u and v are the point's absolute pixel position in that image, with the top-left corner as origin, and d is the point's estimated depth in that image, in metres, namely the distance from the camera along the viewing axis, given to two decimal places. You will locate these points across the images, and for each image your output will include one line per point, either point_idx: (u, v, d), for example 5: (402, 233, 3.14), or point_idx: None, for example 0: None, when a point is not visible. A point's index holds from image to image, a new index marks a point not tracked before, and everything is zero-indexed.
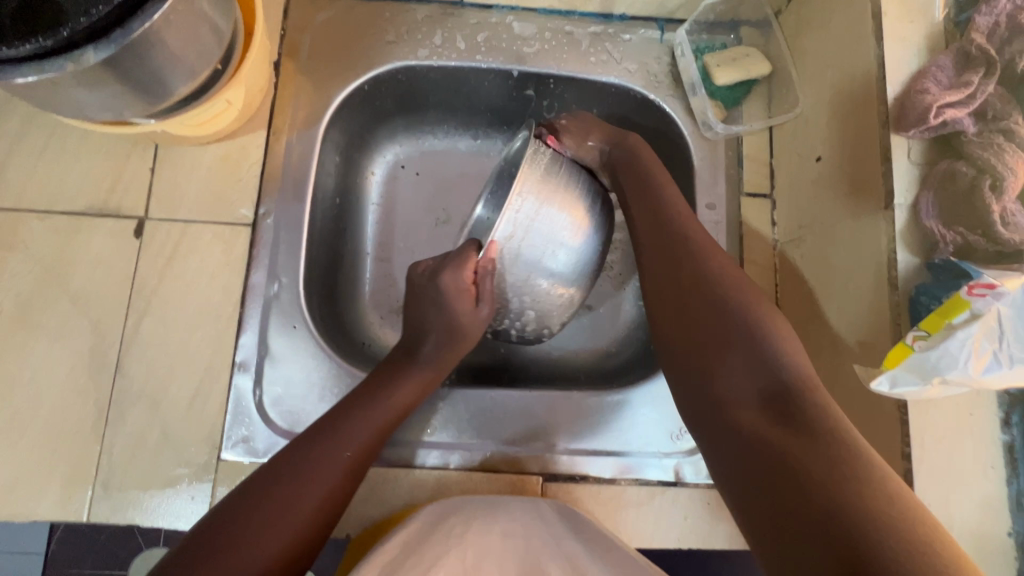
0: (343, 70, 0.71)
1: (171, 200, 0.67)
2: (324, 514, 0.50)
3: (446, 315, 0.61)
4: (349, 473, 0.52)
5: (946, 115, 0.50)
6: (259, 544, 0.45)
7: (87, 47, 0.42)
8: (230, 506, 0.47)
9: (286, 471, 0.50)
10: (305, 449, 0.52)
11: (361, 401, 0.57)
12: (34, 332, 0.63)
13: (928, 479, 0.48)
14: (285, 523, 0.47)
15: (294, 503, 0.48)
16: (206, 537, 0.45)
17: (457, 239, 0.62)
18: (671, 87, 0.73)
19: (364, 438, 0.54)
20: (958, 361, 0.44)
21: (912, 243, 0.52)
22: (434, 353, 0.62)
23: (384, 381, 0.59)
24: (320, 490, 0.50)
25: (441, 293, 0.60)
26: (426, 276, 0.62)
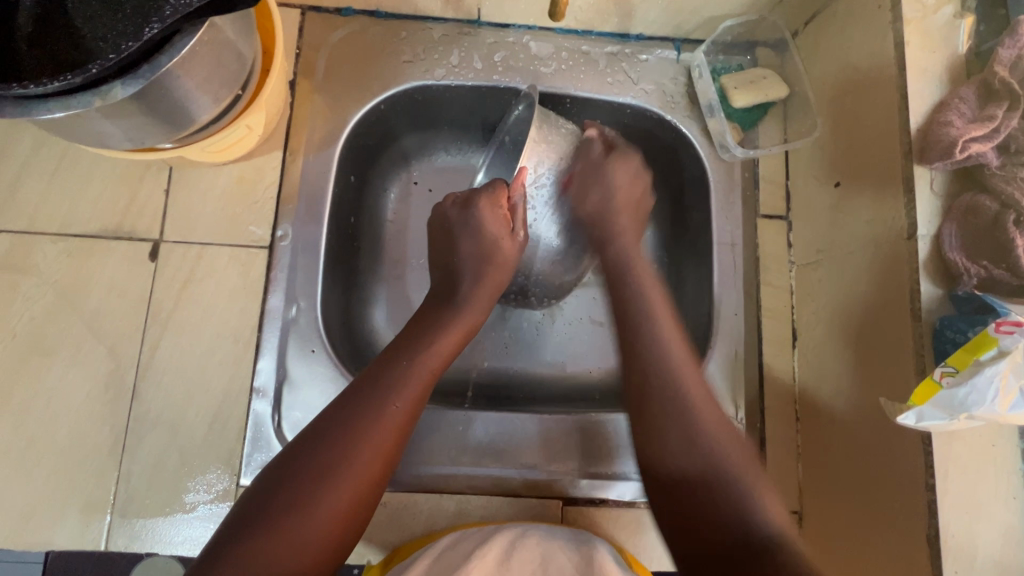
0: (359, 90, 0.71)
1: (187, 222, 0.66)
2: (378, 473, 0.50)
3: (483, 241, 0.63)
4: (400, 427, 0.52)
5: (971, 149, 0.50)
6: (319, 498, 0.47)
7: (115, 83, 0.42)
8: (282, 470, 0.48)
9: (335, 433, 0.50)
10: (351, 410, 0.51)
11: (405, 351, 0.56)
12: (47, 358, 0.62)
13: (952, 510, 0.48)
14: (344, 477, 0.48)
15: (348, 460, 0.48)
16: (263, 503, 0.46)
17: (461, 223, 0.64)
18: (688, 108, 0.74)
19: (413, 389, 0.54)
20: (986, 398, 0.44)
21: (935, 275, 0.52)
22: (471, 291, 0.62)
23: (426, 332, 0.59)
24: (373, 446, 0.50)
25: (473, 226, 0.63)
26: (456, 207, 0.66)
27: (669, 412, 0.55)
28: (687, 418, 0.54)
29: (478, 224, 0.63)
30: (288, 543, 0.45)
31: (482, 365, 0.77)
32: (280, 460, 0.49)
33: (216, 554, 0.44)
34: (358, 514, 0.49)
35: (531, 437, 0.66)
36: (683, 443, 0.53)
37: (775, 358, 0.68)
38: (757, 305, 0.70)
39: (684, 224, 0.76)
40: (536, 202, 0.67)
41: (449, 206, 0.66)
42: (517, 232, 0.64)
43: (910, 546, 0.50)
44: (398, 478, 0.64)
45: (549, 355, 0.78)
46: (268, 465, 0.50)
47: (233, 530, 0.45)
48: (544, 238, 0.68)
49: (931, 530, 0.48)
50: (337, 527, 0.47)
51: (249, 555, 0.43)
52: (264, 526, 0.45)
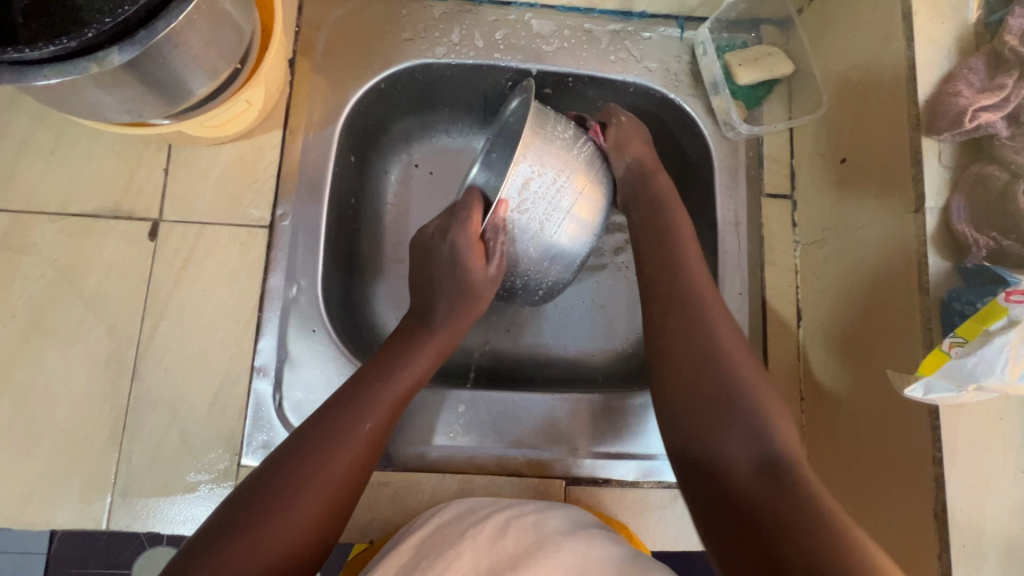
0: (359, 68, 0.70)
1: (186, 202, 0.65)
2: (344, 496, 0.49)
3: (457, 273, 0.59)
4: (369, 447, 0.51)
5: (980, 119, 0.49)
6: (286, 514, 0.45)
7: (111, 48, 0.41)
8: (243, 496, 0.46)
9: (302, 456, 0.48)
10: (318, 431, 0.50)
11: (378, 369, 0.56)
12: (46, 338, 0.61)
13: (959, 484, 0.48)
14: (313, 493, 0.47)
15: (316, 477, 0.47)
16: (219, 530, 0.44)
17: (437, 251, 0.61)
18: (691, 86, 0.73)
19: (385, 408, 0.53)
20: (995, 368, 0.44)
21: (943, 248, 0.51)
22: (445, 317, 0.61)
23: (400, 350, 0.58)
24: (342, 464, 0.49)
25: (449, 252, 0.59)
26: (462, 176, 0.65)
27: (700, 412, 0.52)
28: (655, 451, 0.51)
29: (453, 252, 0.59)
30: (246, 571, 0.42)
31: (483, 347, 0.76)
32: (241, 488, 0.47)
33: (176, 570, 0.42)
34: (321, 541, 0.47)
35: (529, 426, 0.66)
36: (737, 437, 0.49)
37: (780, 338, 0.68)
38: (762, 285, 0.69)
39: (687, 205, 0.76)
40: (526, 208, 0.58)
41: (427, 233, 0.62)
42: (491, 258, 0.59)
43: (918, 520, 0.50)
44: (399, 457, 0.64)
45: (550, 339, 0.77)
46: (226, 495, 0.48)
47: (184, 562, 0.42)
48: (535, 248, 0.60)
49: (939, 504, 0.48)
50: (300, 549, 0.45)
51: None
52: (220, 554, 0.42)
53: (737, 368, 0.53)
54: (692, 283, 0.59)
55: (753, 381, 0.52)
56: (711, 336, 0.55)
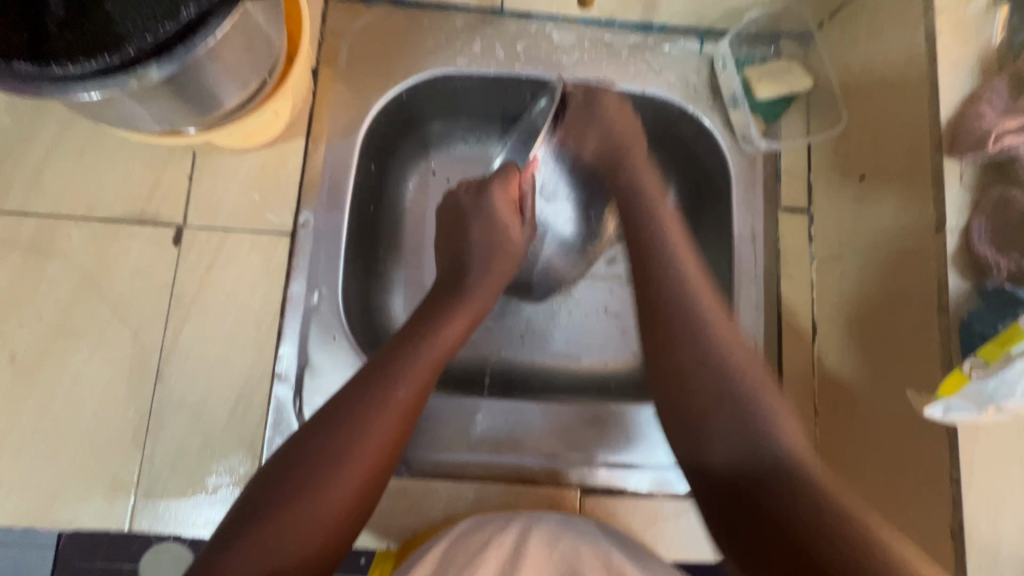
0: (381, 78, 0.71)
1: (210, 208, 0.66)
2: (385, 458, 0.50)
3: (494, 232, 0.64)
4: (406, 415, 0.52)
5: (1005, 141, 0.50)
6: (326, 483, 0.47)
7: (150, 64, 0.41)
8: (292, 452, 0.49)
9: (342, 420, 0.50)
10: (359, 394, 0.51)
11: (412, 337, 0.56)
12: (73, 341, 0.62)
13: (977, 505, 0.48)
14: (354, 458, 0.48)
15: (353, 447, 0.49)
16: (271, 488, 0.47)
17: (474, 210, 0.65)
18: (710, 100, 0.73)
19: (420, 373, 0.54)
20: (1016, 390, 0.44)
21: (964, 268, 0.52)
22: (477, 281, 0.63)
23: (432, 319, 0.59)
24: (378, 433, 0.50)
25: (486, 214, 0.64)
26: (469, 194, 0.67)
27: (696, 389, 0.50)
28: (714, 362, 0.50)
29: (491, 211, 0.65)
30: (298, 529, 0.45)
31: (498, 356, 0.77)
32: (291, 443, 0.50)
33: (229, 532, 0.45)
34: (367, 498, 0.49)
35: (544, 433, 0.67)
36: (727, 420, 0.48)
37: (795, 352, 0.68)
38: (777, 298, 0.69)
39: (704, 217, 0.76)
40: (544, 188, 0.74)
41: (462, 193, 0.67)
42: (525, 224, 0.67)
43: (934, 540, 0.50)
44: (416, 465, 0.65)
45: (564, 348, 0.78)
46: (278, 448, 0.50)
47: (244, 514, 0.46)
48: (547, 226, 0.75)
49: (955, 523, 0.48)
50: (344, 513, 0.47)
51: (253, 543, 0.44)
52: (275, 512, 0.45)
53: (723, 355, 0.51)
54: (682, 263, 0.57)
55: (749, 372, 0.50)
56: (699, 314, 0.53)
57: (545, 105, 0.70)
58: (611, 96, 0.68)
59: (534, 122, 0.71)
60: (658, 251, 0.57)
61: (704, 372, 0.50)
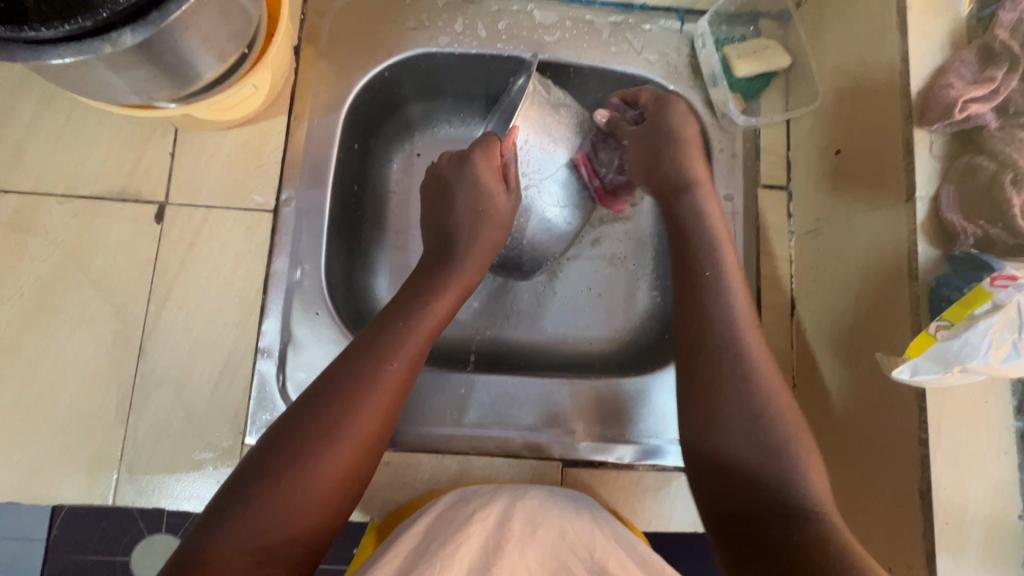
0: (364, 57, 0.71)
1: (192, 185, 0.66)
2: (377, 430, 0.51)
3: (479, 197, 0.63)
4: (396, 389, 0.53)
5: (970, 110, 0.51)
6: (317, 457, 0.47)
7: (124, 28, 0.42)
8: (287, 425, 0.49)
9: (336, 394, 0.50)
10: (351, 368, 0.52)
11: (400, 315, 0.57)
12: (56, 317, 0.62)
13: (944, 463, 0.49)
14: (347, 431, 0.49)
15: (343, 421, 0.49)
16: (266, 459, 0.47)
17: (458, 178, 0.65)
18: (691, 79, 0.74)
19: (408, 349, 0.55)
20: (979, 350, 0.45)
21: (932, 236, 0.53)
22: (465, 254, 0.63)
23: (422, 295, 0.59)
24: (368, 409, 0.51)
25: (470, 181, 0.64)
26: (452, 165, 0.66)
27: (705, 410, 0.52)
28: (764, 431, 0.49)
29: (475, 178, 0.64)
30: (292, 498, 0.46)
31: (483, 334, 0.77)
32: (286, 417, 0.50)
33: (220, 507, 0.45)
34: (360, 470, 0.50)
35: (529, 405, 0.67)
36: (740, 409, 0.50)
37: (774, 326, 0.69)
38: (757, 274, 0.70)
39: None
40: (530, 164, 0.68)
41: (445, 164, 0.67)
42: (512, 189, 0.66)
43: (904, 500, 0.51)
44: (400, 439, 0.65)
45: (548, 327, 0.79)
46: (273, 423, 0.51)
47: (239, 484, 0.46)
48: (534, 205, 0.69)
49: (924, 483, 0.49)
50: (337, 485, 0.48)
51: (246, 517, 0.44)
52: (270, 482, 0.46)
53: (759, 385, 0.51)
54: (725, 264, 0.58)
55: (770, 386, 0.51)
56: (749, 370, 0.52)
57: (523, 83, 0.70)
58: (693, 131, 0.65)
59: (513, 102, 0.71)
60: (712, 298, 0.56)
61: (723, 334, 0.54)
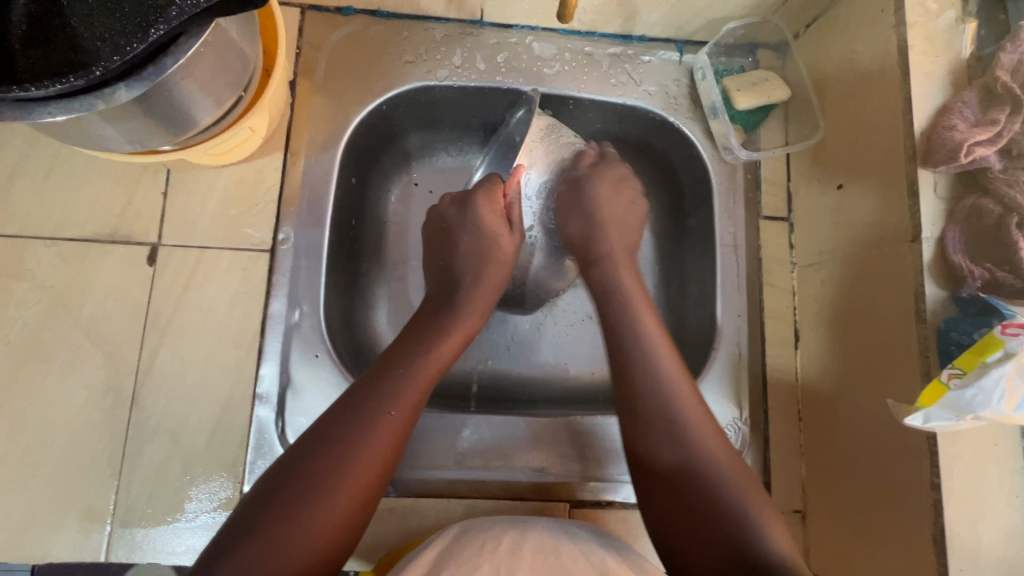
0: (360, 91, 0.70)
1: (185, 225, 0.65)
2: (376, 477, 0.50)
3: (481, 239, 0.64)
4: (398, 433, 0.52)
5: (975, 153, 0.51)
6: (314, 505, 0.46)
7: (119, 85, 0.41)
8: (284, 471, 0.48)
9: (337, 437, 0.49)
10: (351, 412, 0.51)
11: (401, 358, 0.56)
12: (43, 366, 0.60)
13: (957, 509, 0.49)
14: (346, 478, 0.48)
15: (343, 469, 0.48)
16: (262, 507, 0.46)
17: (460, 221, 0.65)
18: (690, 109, 0.74)
19: (410, 394, 0.53)
20: (992, 399, 0.45)
21: (939, 278, 0.52)
22: (467, 295, 0.62)
23: (424, 337, 0.58)
24: (367, 455, 0.49)
25: (472, 224, 0.64)
26: (454, 207, 0.67)
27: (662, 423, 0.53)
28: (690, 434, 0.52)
29: (478, 221, 0.64)
30: (288, 548, 0.44)
31: (485, 366, 0.76)
32: (283, 461, 0.49)
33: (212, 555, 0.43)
34: (357, 517, 0.48)
35: (533, 445, 0.66)
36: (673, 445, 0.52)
37: (779, 360, 0.69)
38: (761, 306, 0.70)
39: (686, 225, 0.77)
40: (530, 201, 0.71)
41: (447, 207, 0.67)
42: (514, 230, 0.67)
43: (917, 544, 0.51)
44: (401, 483, 0.64)
45: (550, 361, 0.78)
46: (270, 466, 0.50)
47: (234, 531, 0.45)
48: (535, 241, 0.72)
49: (937, 528, 0.49)
50: (334, 534, 0.46)
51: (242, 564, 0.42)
52: (265, 530, 0.44)
53: (694, 423, 0.53)
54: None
55: None
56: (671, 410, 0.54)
57: (524, 117, 0.71)
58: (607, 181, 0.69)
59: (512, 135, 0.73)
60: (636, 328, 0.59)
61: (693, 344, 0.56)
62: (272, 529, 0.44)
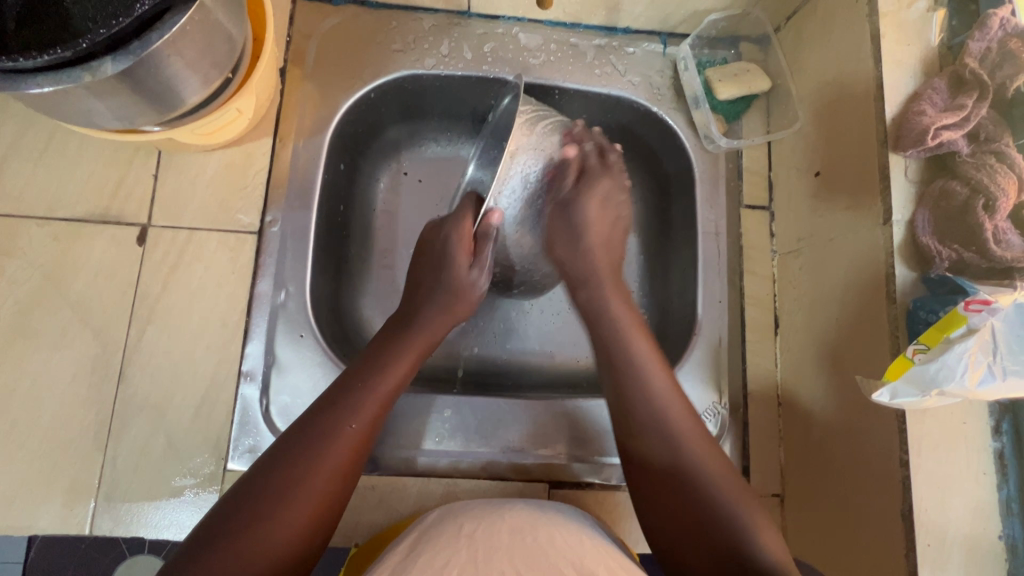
0: (349, 78, 0.71)
1: (175, 207, 0.66)
2: (337, 486, 0.50)
3: (458, 235, 0.64)
4: (357, 445, 0.53)
5: (942, 136, 0.52)
6: (276, 514, 0.46)
7: (105, 58, 0.42)
8: (246, 486, 0.48)
9: (298, 450, 0.50)
10: (310, 426, 0.52)
11: (360, 373, 0.57)
12: (32, 341, 0.61)
13: (925, 485, 0.50)
14: (306, 489, 0.48)
15: (303, 482, 0.48)
16: (222, 521, 0.46)
17: (441, 218, 0.66)
18: (673, 100, 0.75)
19: (370, 408, 0.54)
20: (955, 374, 0.46)
21: (909, 259, 0.54)
22: (430, 312, 0.63)
23: (383, 354, 0.59)
24: (327, 467, 0.50)
25: (455, 221, 0.64)
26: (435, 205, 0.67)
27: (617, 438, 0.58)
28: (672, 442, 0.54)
29: (458, 217, 0.64)
30: (250, 557, 0.44)
31: (470, 352, 0.77)
32: (245, 478, 0.49)
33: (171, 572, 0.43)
34: (320, 527, 0.49)
35: (514, 426, 0.67)
36: (661, 446, 0.54)
37: (759, 346, 0.70)
38: (741, 292, 0.71)
39: (669, 213, 0.78)
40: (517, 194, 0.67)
41: None
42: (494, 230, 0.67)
43: (887, 521, 0.52)
44: (383, 463, 0.64)
45: (535, 347, 0.79)
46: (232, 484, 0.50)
47: (195, 544, 0.45)
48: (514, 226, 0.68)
49: (905, 504, 0.50)
50: (297, 542, 0.47)
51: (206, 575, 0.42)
52: (228, 540, 0.44)
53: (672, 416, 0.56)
54: (624, 329, 0.62)
55: None
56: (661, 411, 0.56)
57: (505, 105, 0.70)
58: (596, 197, 0.67)
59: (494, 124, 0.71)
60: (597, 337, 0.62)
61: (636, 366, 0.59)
62: (234, 540, 0.44)
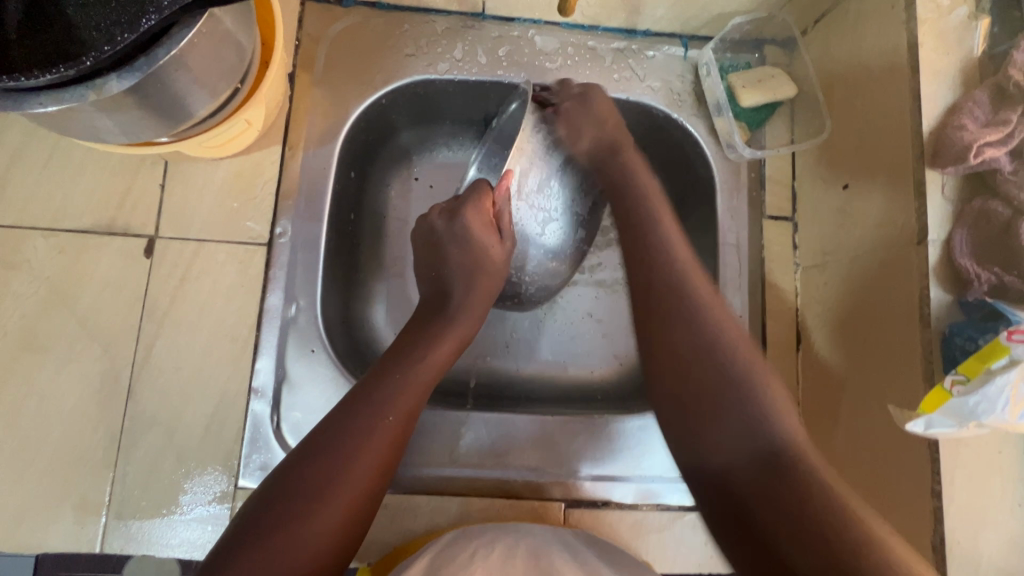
0: (360, 84, 0.69)
1: (182, 218, 0.64)
2: (374, 481, 0.50)
3: (469, 250, 0.63)
4: (395, 438, 0.52)
5: (984, 154, 0.49)
6: (314, 511, 0.46)
7: (110, 76, 0.41)
8: (282, 480, 0.47)
9: (334, 442, 0.49)
10: (346, 416, 0.51)
11: (396, 364, 0.56)
12: (40, 357, 0.60)
13: (958, 518, 0.48)
14: (343, 485, 0.48)
15: (342, 474, 0.48)
16: (259, 515, 0.46)
17: (450, 233, 0.63)
18: (694, 106, 0.73)
19: (407, 400, 0.53)
20: (995, 407, 0.45)
21: (945, 281, 0.51)
22: (463, 302, 0.62)
23: (417, 344, 0.58)
24: (366, 460, 0.49)
25: (461, 238, 0.63)
26: (443, 219, 0.64)
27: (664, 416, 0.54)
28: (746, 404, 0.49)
29: (467, 233, 0.62)
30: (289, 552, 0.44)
31: (482, 363, 0.76)
32: (282, 468, 0.49)
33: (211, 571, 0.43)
34: (356, 523, 0.48)
35: (525, 443, 0.66)
36: (733, 439, 0.48)
37: (780, 362, 0.68)
38: (762, 307, 0.69)
39: (688, 222, 0.76)
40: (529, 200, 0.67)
41: (435, 218, 0.64)
42: (504, 239, 0.65)
43: (916, 552, 0.50)
44: (397, 480, 0.63)
45: (548, 358, 0.77)
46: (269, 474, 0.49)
47: (233, 540, 0.44)
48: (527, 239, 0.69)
49: (937, 536, 0.48)
50: (335, 539, 0.46)
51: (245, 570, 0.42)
52: (267, 536, 0.44)
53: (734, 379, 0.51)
54: (696, 295, 0.56)
55: None
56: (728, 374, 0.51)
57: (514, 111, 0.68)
58: (604, 97, 0.67)
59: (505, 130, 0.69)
60: (638, 319, 0.58)
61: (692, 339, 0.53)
62: (272, 537, 0.44)
